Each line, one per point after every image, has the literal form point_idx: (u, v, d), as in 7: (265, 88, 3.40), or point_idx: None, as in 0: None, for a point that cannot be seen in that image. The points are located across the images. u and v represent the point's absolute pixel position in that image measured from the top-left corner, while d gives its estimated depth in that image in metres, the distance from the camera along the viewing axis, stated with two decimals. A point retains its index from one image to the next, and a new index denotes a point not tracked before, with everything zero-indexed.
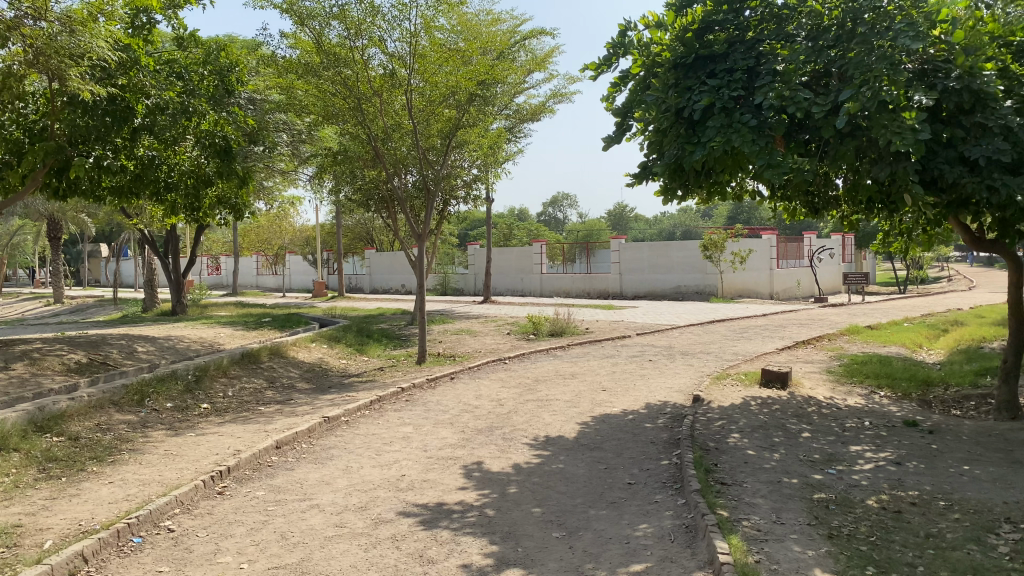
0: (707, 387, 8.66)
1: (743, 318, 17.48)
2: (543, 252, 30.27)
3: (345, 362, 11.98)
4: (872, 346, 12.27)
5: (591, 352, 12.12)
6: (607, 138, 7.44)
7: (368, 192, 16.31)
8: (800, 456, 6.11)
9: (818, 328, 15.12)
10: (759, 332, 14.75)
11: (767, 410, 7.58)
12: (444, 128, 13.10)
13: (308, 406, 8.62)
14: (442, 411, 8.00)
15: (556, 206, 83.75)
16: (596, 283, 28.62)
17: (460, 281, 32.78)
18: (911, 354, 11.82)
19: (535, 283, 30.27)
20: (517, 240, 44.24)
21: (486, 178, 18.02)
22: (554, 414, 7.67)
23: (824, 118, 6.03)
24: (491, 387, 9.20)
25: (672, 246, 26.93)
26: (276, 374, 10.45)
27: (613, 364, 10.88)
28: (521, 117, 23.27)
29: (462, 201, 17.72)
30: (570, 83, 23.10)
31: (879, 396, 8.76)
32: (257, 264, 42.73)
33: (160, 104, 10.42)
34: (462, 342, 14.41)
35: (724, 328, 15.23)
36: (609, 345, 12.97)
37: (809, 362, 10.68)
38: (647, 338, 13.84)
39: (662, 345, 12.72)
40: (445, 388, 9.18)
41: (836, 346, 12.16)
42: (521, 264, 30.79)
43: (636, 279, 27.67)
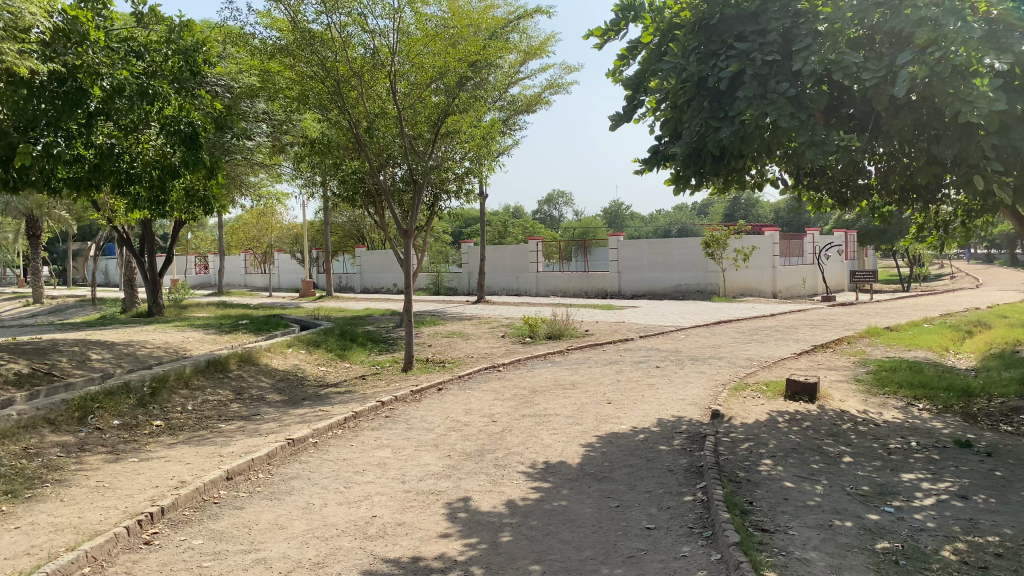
0: (725, 400, 7.69)
1: (751, 318, 16.51)
2: (539, 250, 29.30)
3: (324, 370, 10.98)
4: (896, 350, 11.32)
5: (592, 358, 11.14)
6: (614, 117, 6.48)
7: (353, 185, 15.32)
8: (847, 490, 5.13)
9: (832, 330, 14.17)
10: (770, 334, 13.78)
11: (798, 429, 6.60)
12: (433, 116, 12.11)
13: (275, 423, 7.63)
14: (426, 430, 7.01)
15: (552, 205, 82.54)
16: (594, 282, 27.67)
17: (454, 280, 31.75)
18: (940, 359, 10.87)
19: (530, 282, 29.28)
20: (513, 237, 43.29)
21: (479, 171, 17.03)
22: (554, 434, 6.69)
23: (876, 87, 5.04)
24: (481, 400, 8.21)
25: (673, 244, 25.96)
26: (245, 385, 9.46)
27: (617, 371, 9.90)
28: (515, 109, 22.31)
29: (454, 196, 16.73)
30: (567, 74, 22.15)
31: (918, 409, 7.79)
32: (246, 263, 41.70)
33: (118, 85, 9.45)
34: (454, 346, 13.42)
35: (733, 331, 14.26)
36: (611, 349, 11.99)
37: (832, 368, 9.71)
38: (651, 342, 12.86)
39: (668, 350, 11.75)
40: (431, 401, 8.19)
41: (858, 350, 11.19)
42: (516, 263, 29.80)
43: (635, 278, 26.71)
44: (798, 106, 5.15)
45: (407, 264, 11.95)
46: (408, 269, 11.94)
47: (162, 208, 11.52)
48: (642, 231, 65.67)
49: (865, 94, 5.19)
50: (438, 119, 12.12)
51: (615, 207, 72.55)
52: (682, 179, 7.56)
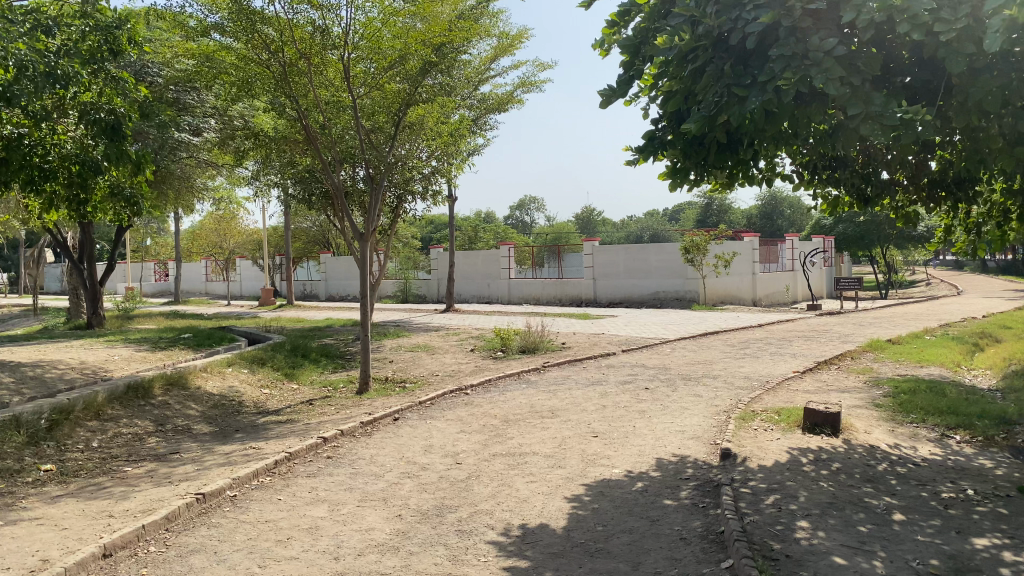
0: (732, 433, 6.51)
1: (738, 329, 15.43)
2: (511, 256, 28.08)
3: (267, 395, 9.67)
4: (907, 366, 10.22)
5: (571, 377, 9.94)
6: (604, 93, 5.27)
7: (307, 183, 13.96)
8: (914, 567, 3.93)
9: (829, 343, 13.07)
10: (763, 347, 12.64)
11: (829, 474, 5.41)
12: (394, 106, 10.86)
13: (194, 465, 6.30)
14: (374, 476, 5.74)
15: (524, 210, 81.35)
16: (568, 289, 26.51)
17: (423, 288, 30.44)
18: (957, 377, 9.77)
19: (502, 289, 28.04)
20: (484, 243, 42.12)
21: (447, 171, 15.83)
22: (531, 481, 5.45)
23: (951, 42, 3.89)
24: (444, 434, 6.94)
25: (649, 249, 24.75)
26: (170, 415, 8.11)
27: (601, 394, 8.69)
28: (486, 108, 21.06)
29: (420, 197, 15.53)
30: (540, 70, 21.02)
31: (957, 442, 6.63)
32: (208, 270, 40.08)
33: (22, 62, 8.06)
34: (418, 361, 12.16)
35: (722, 344, 13.14)
36: (592, 367, 10.78)
37: (844, 390, 8.58)
38: (635, 357, 11.66)
39: (656, 368, 10.56)
40: (385, 436, 6.91)
41: (865, 367, 10.08)
42: (487, 269, 28.54)
43: (611, 284, 25.56)
44: (848, 69, 4.00)
45: (362, 255, 10.33)
46: (363, 270, 10.30)
47: (84, 209, 10.13)
48: (615, 238, 64.82)
49: (935, 54, 4.03)
50: (401, 109, 10.82)
51: (588, 212, 71.77)
52: (680, 172, 6.39)
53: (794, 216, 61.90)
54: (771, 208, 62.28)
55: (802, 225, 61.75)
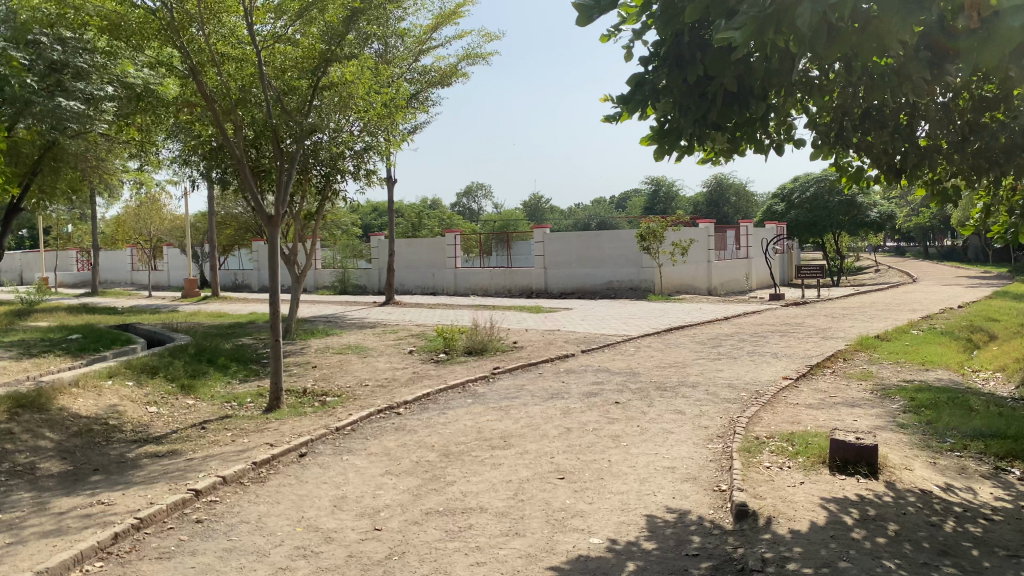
0: (740, 473, 4.98)
1: (705, 323, 14.01)
2: (457, 243, 26.27)
3: (154, 415, 7.88)
4: (909, 369, 8.85)
5: (526, 388, 8.35)
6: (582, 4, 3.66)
7: (212, 157, 12.04)
8: None
9: (808, 340, 11.71)
10: (738, 346, 11.21)
11: (889, 545, 3.90)
12: (310, 62, 9.11)
13: (11, 533, 4.54)
14: (254, 556, 4.05)
15: (469, 196, 79.26)
16: (517, 279, 24.97)
17: (362, 278, 28.58)
18: (970, 382, 8.43)
19: (448, 280, 26.20)
20: (428, 229, 40.18)
21: (382, 148, 14.03)
22: (477, 563, 3.84)
23: None
24: (362, 480, 5.27)
25: (603, 236, 23.27)
26: (12, 447, 6.28)
27: (563, 412, 7.09)
28: (427, 82, 19.30)
29: (349, 176, 13.74)
30: (487, 41, 19.34)
31: (1020, 479, 5.18)
32: (132, 259, 37.54)
33: None
34: (346, 367, 10.46)
35: (692, 341, 11.71)
36: (550, 373, 9.18)
37: (853, 404, 7.14)
38: (598, 360, 10.13)
39: (624, 374, 9.02)
40: (282, 485, 5.22)
41: (865, 373, 8.68)
42: (431, 258, 26.57)
43: (562, 274, 24.02)
44: None
45: (273, 242, 8.44)
46: (274, 264, 8.37)
47: None
48: (562, 224, 63.47)
49: None
50: (316, 72, 9.13)
51: (535, 199, 70.35)
52: (670, 134, 4.85)
53: (740, 203, 61.41)
54: (718, 195, 61.46)
55: (749, 211, 61.30)
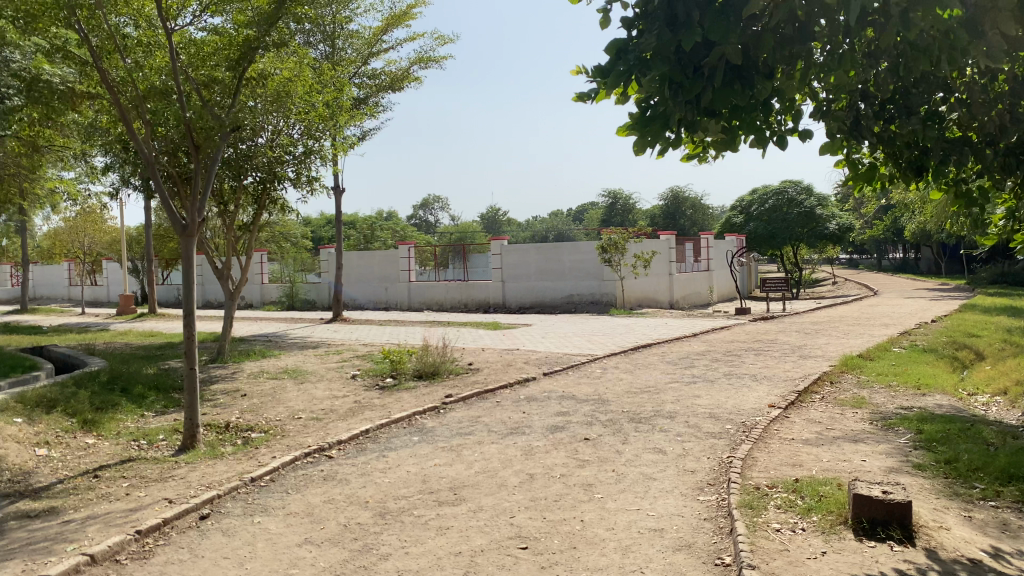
0: (744, 540, 4.00)
1: (673, 340, 13.11)
2: (411, 256, 25.11)
3: (41, 458, 6.67)
4: (904, 394, 8.01)
5: (481, 420, 7.32)
6: None
7: (130, 159, 10.81)
8: None
9: (786, 359, 10.85)
10: (712, 366, 10.31)
11: None
12: (234, 51, 7.99)
13: None
14: None
15: (426, 209, 78.07)
16: (473, 292, 23.93)
17: (311, 292, 27.34)
18: (973, 409, 7.59)
19: (401, 294, 25.02)
20: (381, 240, 38.91)
21: (324, 152, 12.87)
22: None
23: None
24: (273, 554, 4.19)
25: (563, 248, 22.33)
26: None
27: (524, 452, 6.06)
28: (376, 87, 18.24)
29: (287, 182, 12.57)
30: (440, 44, 18.34)
31: None
32: (70, 274, 35.74)
33: None
34: (280, 396, 9.33)
35: (662, 362, 10.79)
36: (508, 402, 8.16)
37: (855, 438, 6.23)
38: (561, 384, 9.15)
39: (592, 402, 8.03)
40: (169, 563, 4.12)
41: (858, 399, 7.80)
42: (384, 271, 25.38)
43: (520, 287, 23.02)
44: None
45: (188, 254, 7.33)
46: (188, 281, 7.24)
47: None
48: (519, 237, 62.63)
49: None
50: (239, 67, 7.99)
51: (492, 212, 69.42)
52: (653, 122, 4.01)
53: (698, 216, 61.21)
54: (674, 208, 61.09)
55: (706, 225, 61.17)
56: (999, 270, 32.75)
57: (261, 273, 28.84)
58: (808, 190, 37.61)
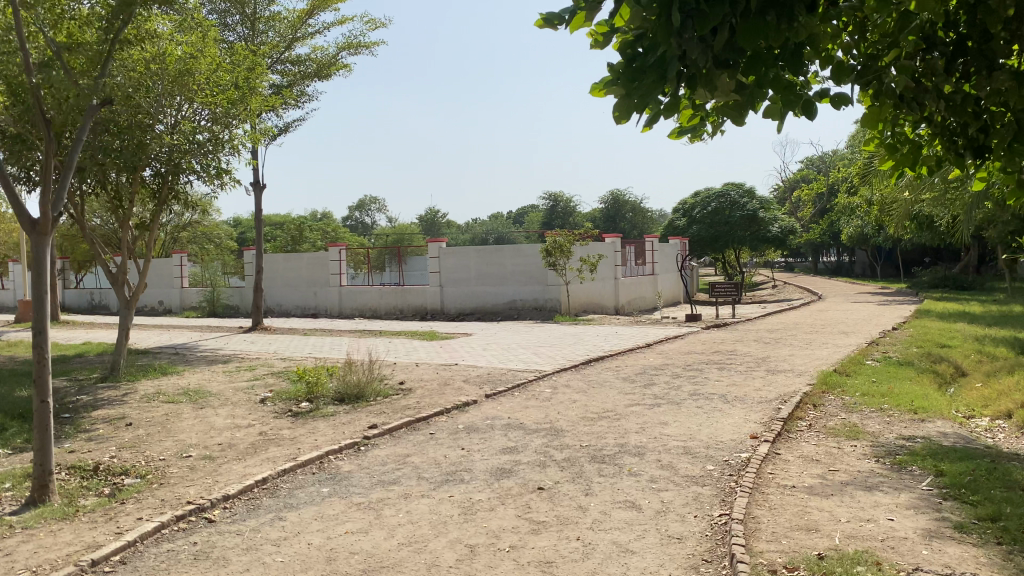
0: None
1: (627, 352, 11.96)
2: (343, 258, 23.54)
3: None
4: (900, 420, 6.98)
5: (410, 462, 5.99)
6: None
7: None
8: None
9: (754, 376, 9.77)
10: (674, 384, 9.16)
11: None
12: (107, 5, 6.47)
13: None
14: None
15: (362, 210, 75.95)
16: (409, 297, 22.51)
17: (235, 297, 25.58)
18: (981, 439, 6.59)
19: (332, 299, 23.45)
20: (310, 242, 37.04)
21: (234, 140, 11.34)
22: None
23: None
24: None
25: (505, 251, 21.06)
26: None
27: (463, 511, 4.76)
28: (301, 75, 16.71)
29: (193, 174, 11.03)
30: (371, 28, 16.89)
31: None
32: None
33: None
34: (173, 426, 7.84)
35: (618, 378, 9.61)
36: (444, 434, 6.85)
37: (869, 484, 5.12)
38: (507, 409, 7.87)
39: (543, 433, 6.76)
40: None
41: (852, 427, 6.73)
42: (312, 275, 23.75)
43: (460, 292, 21.66)
44: None
45: (39, 260, 5.79)
46: (38, 296, 5.72)
47: None
48: (458, 239, 61.19)
49: None
50: (114, 25, 6.49)
51: (431, 213, 67.79)
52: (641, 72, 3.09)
53: (637, 219, 60.68)
54: (614, 211, 60.35)
55: (645, 228, 60.69)
56: (940, 274, 32.70)
57: (180, 276, 26.89)
58: (749, 193, 37.12)
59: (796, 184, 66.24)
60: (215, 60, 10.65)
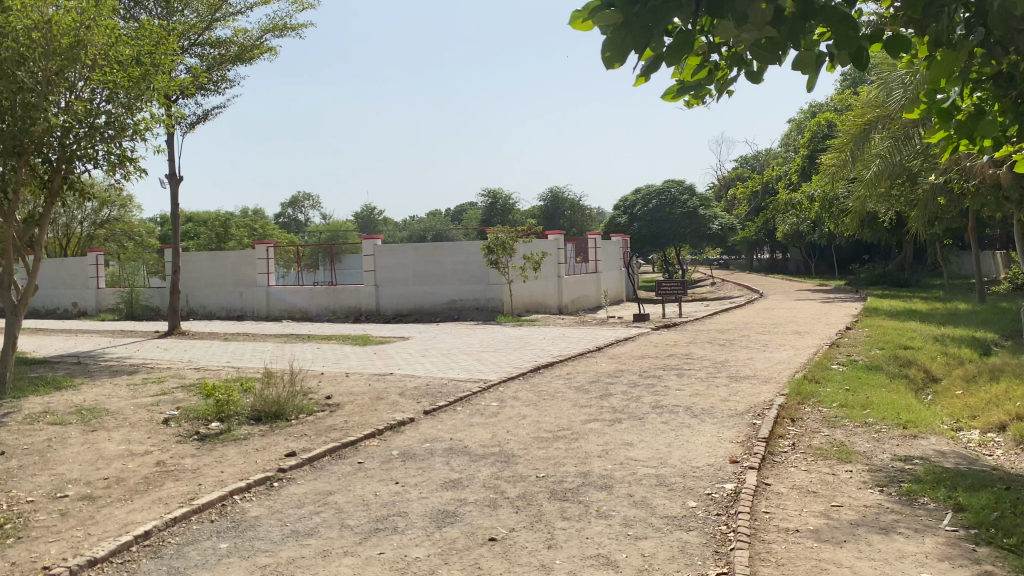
0: None
1: (578, 357, 11.09)
2: (270, 256, 22.18)
3: None
4: (890, 437, 6.25)
5: (332, 503, 4.96)
6: None
7: None
8: None
9: (717, 383, 8.99)
10: (633, 395, 8.28)
11: None
12: None
13: None
14: None
15: (294, 207, 73.51)
16: (342, 297, 21.29)
17: (154, 298, 23.93)
18: (980, 458, 5.88)
19: (259, 300, 22.06)
20: (237, 240, 35.25)
21: (139, 125, 10.09)
22: None
23: None
24: None
25: (444, 248, 20.04)
26: None
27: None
28: (221, 58, 15.38)
29: (90, 161, 9.72)
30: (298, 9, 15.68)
31: None
32: None
33: None
34: (54, 455, 6.63)
35: (570, 388, 8.71)
36: (375, 464, 5.83)
37: (883, 523, 4.30)
38: (449, 429, 6.90)
39: (492, 460, 5.80)
40: None
41: (841, 447, 5.96)
42: (238, 274, 22.31)
43: (396, 292, 20.51)
44: None
45: None
46: None
47: None
48: (394, 237, 59.63)
49: None
50: None
51: (367, 210, 66.12)
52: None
53: (576, 217, 60.09)
54: (553, 208, 59.66)
55: (585, 225, 60.19)
56: (878, 271, 32.85)
57: (96, 276, 25.12)
58: (690, 189, 36.77)
59: (731, 182, 66.67)
60: (114, 33, 9.41)
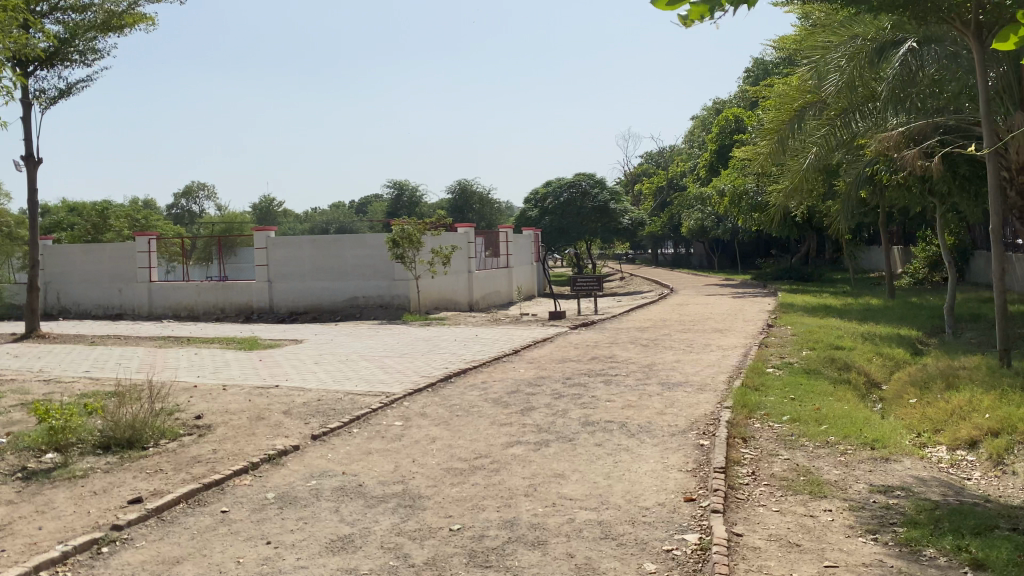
0: None
1: (493, 362, 9.99)
2: (153, 249, 20.25)
3: None
4: (860, 461, 5.40)
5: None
6: None
7: None
8: None
9: (650, 393, 8.06)
10: (558, 409, 7.23)
11: None
12: None
13: None
14: None
15: (188, 198, 69.75)
16: (232, 294, 19.56)
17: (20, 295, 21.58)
18: (965, 486, 5.08)
19: (139, 297, 20.11)
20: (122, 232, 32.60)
21: None
22: None
23: None
24: None
25: (344, 242, 18.60)
26: None
27: None
28: (86, 26, 13.58)
29: None
30: None
31: None
32: None
33: None
34: None
35: (486, 401, 7.60)
36: (244, 515, 4.57)
37: None
38: (343, 459, 5.68)
39: (394, 506, 4.63)
40: None
41: (810, 476, 5.05)
42: (116, 269, 20.28)
43: (292, 288, 18.96)
44: None
45: None
46: None
47: None
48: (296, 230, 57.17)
49: None
50: None
51: (267, 202, 63.27)
52: None
53: (484, 211, 58.97)
54: (462, 202, 58.39)
55: (493, 219, 59.16)
56: (784, 266, 33.04)
57: None
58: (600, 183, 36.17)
59: (638, 178, 66.93)
60: None
